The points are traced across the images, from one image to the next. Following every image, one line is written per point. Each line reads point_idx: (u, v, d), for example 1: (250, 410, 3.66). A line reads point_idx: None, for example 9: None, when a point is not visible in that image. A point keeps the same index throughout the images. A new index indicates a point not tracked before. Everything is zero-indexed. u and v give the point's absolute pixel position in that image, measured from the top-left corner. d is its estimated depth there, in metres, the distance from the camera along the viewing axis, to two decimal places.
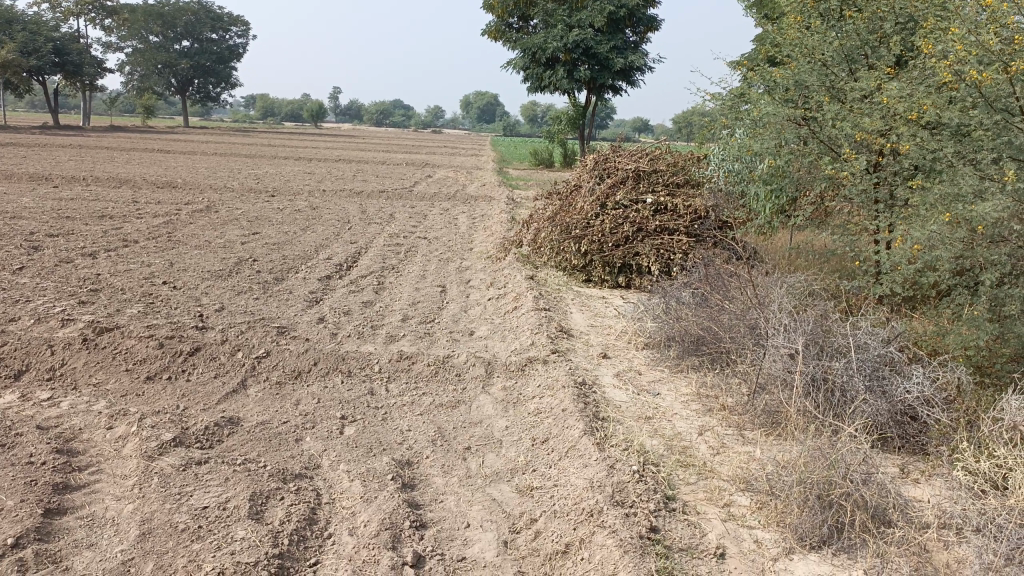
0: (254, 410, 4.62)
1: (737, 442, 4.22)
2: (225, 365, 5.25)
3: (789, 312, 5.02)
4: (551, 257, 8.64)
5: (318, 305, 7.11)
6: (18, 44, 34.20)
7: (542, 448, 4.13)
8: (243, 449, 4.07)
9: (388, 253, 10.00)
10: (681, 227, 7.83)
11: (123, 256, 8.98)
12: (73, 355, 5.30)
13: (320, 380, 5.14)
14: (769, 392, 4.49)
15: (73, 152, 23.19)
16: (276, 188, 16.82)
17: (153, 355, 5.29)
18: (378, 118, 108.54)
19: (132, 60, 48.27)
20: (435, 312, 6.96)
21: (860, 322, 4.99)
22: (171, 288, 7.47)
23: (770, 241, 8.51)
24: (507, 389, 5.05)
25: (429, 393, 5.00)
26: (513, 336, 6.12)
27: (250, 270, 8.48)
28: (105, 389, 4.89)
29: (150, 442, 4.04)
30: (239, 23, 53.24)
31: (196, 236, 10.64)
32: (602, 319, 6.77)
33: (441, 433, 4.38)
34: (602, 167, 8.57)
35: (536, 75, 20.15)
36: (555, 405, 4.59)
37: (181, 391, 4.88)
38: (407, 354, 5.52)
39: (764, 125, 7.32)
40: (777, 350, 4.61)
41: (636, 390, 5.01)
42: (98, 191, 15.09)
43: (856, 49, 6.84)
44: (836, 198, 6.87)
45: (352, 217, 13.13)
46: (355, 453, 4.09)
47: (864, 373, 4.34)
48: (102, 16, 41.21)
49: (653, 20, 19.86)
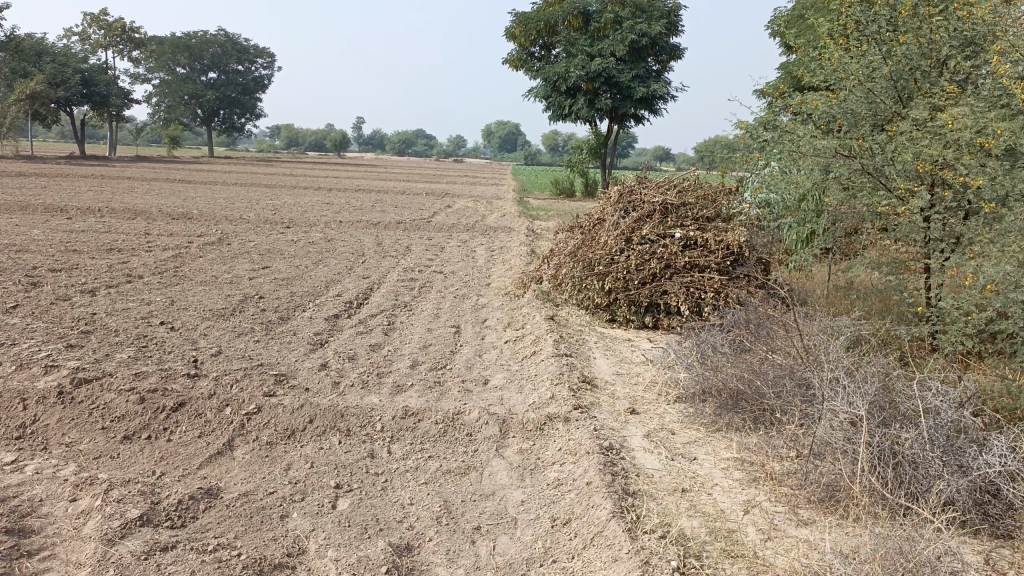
0: (239, 478, 4.11)
1: (790, 524, 3.63)
2: (210, 423, 4.74)
3: (844, 368, 4.42)
4: (573, 295, 8.10)
5: (321, 349, 6.60)
6: (46, 76, 34.45)
7: (563, 532, 3.57)
8: (219, 529, 3.55)
9: (401, 289, 9.52)
10: (712, 264, 7.28)
11: (124, 293, 8.57)
12: (47, 410, 4.81)
13: (315, 440, 4.61)
14: (825, 463, 3.89)
15: (94, 182, 23.17)
16: (292, 219, 16.48)
17: (133, 411, 4.79)
18: (400, 146, 109.57)
19: (158, 91, 48.78)
20: (447, 357, 6.43)
21: (926, 381, 4.40)
22: (168, 329, 7.01)
23: (808, 279, 7.91)
24: (524, 452, 4.49)
25: (437, 456, 4.45)
26: (531, 386, 5.57)
27: (254, 309, 8.02)
28: (77, 450, 4.39)
29: (113, 520, 3.52)
30: (264, 55, 53.80)
31: (203, 271, 10.22)
32: (628, 366, 6.20)
33: (447, 509, 3.83)
34: (627, 200, 8.03)
35: (556, 104, 19.75)
36: (578, 477, 4.03)
37: (160, 453, 4.38)
38: (413, 411, 4.97)
39: (806, 155, 6.71)
40: (834, 414, 4.02)
41: (670, 455, 4.42)
42: (111, 223, 14.79)
43: (905, 75, 6.22)
44: (885, 235, 6.25)
45: (367, 250, 12.68)
46: (347, 534, 3.56)
47: (937, 444, 3.73)
48: (130, 48, 41.65)
49: (676, 49, 19.44)
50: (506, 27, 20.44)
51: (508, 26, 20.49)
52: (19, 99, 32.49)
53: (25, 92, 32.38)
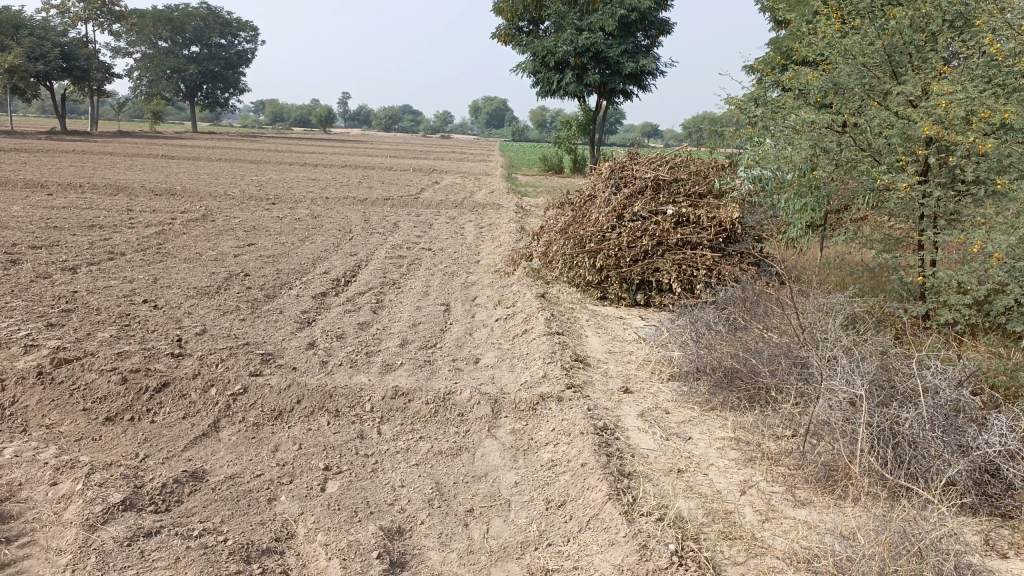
0: (225, 460, 4.01)
1: (788, 505, 3.58)
2: (195, 404, 4.63)
3: (842, 348, 4.36)
4: (564, 272, 7.99)
5: (309, 328, 6.48)
6: (24, 49, 33.75)
7: (557, 515, 3.51)
8: (205, 514, 3.46)
9: (389, 267, 9.39)
10: (704, 241, 7.20)
11: (106, 271, 8.39)
12: (27, 391, 4.68)
13: (303, 421, 4.51)
14: (823, 443, 3.83)
15: (75, 157, 22.79)
16: (277, 195, 16.24)
17: (115, 392, 4.67)
18: (386, 122, 108.61)
19: (140, 66, 47.99)
20: (437, 335, 6.33)
21: (923, 359, 4.35)
22: (152, 307, 6.86)
23: (801, 256, 7.84)
24: (517, 432, 4.41)
25: (428, 437, 4.37)
26: (522, 364, 5.49)
27: (240, 286, 7.87)
28: (58, 432, 4.27)
29: (94, 505, 3.41)
30: (248, 28, 52.92)
31: (187, 248, 10.04)
32: (620, 344, 6.12)
33: (439, 491, 3.75)
34: (618, 176, 7.92)
35: (545, 80, 19.52)
36: (572, 458, 3.96)
37: (144, 435, 4.27)
38: (403, 391, 4.87)
39: (799, 131, 6.59)
40: (832, 394, 3.97)
41: (665, 435, 4.35)
42: (93, 199, 14.51)
43: (899, 49, 6.08)
44: (878, 212, 6.17)
45: (354, 227, 12.51)
46: (337, 518, 3.48)
47: (936, 424, 3.68)
48: (110, 21, 40.85)
49: (666, 24, 19.23)
50: (494, 2, 20.17)
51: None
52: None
53: (3, 66, 31.73)
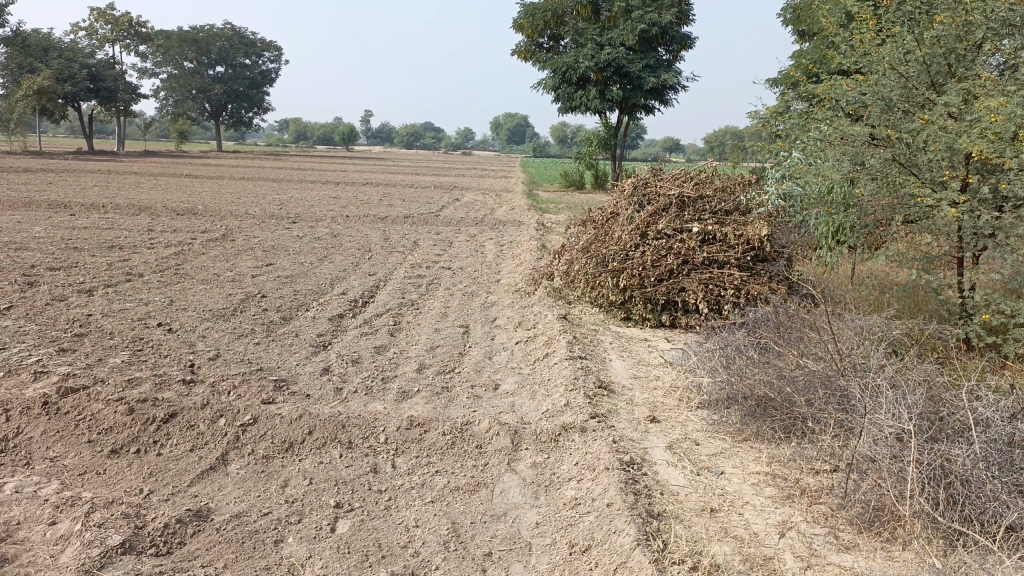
0: (232, 496, 3.82)
1: (831, 549, 3.32)
2: (203, 435, 4.45)
3: (887, 378, 4.08)
4: (586, 292, 7.76)
5: (324, 352, 6.30)
6: (53, 72, 34.30)
7: (582, 561, 3.28)
8: (208, 557, 3.28)
9: (408, 287, 9.21)
10: (731, 260, 6.94)
11: (122, 293, 8.30)
12: (31, 422, 4.53)
13: (315, 453, 4.32)
14: (867, 482, 3.57)
15: (99, 177, 22.99)
16: (297, 214, 16.18)
17: (121, 422, 4.51)
18: (407, 139, 109.35)
19: (166, 87, 48.68)
20: (455, 360, 6.12)
21: (973, 389, 4.07)
22: (165, 331, 6.73)
23: (833, 274, 7.55)
24: (538, 466, 4.19)
25: (445, 471, 4.15)
26: (544, 391, 5.26)
27: (256, 308, 7.73)
28: (61, 466, 4.11)
29: (92, 548, 3.23)
30: (271, 48, 53.53)
31: (205, 269, 9.95)
32: (646, 368, 5.87)
33: (456, 532, 3.53)
34: (642, 193, 7.69)
35: (566, 95, 19.37)
36: (597, 496, 3.73)
37: (150, 469, 4.09)
38: (420, 421, 4.66)
39: (833, 145, 6.31)
40: (877, 428, 3.70)
41: (695, 469, 4.10)
42: (115, 219, 14.54)
43: (939, 59, 5.76)
44: (917, 229, 5.87)
45: (373, 246, 12.38)
46: (347, 563, 3.27)
47: (990, 462, 3.41)
48: (137, 43, 41.45)
49: (687, 38, 19.03)
50: (515, 19, 20.10)
51: (516, 16, 20.11)
52: (26, 95, 32.40)
53: (33, 88, 32.27)
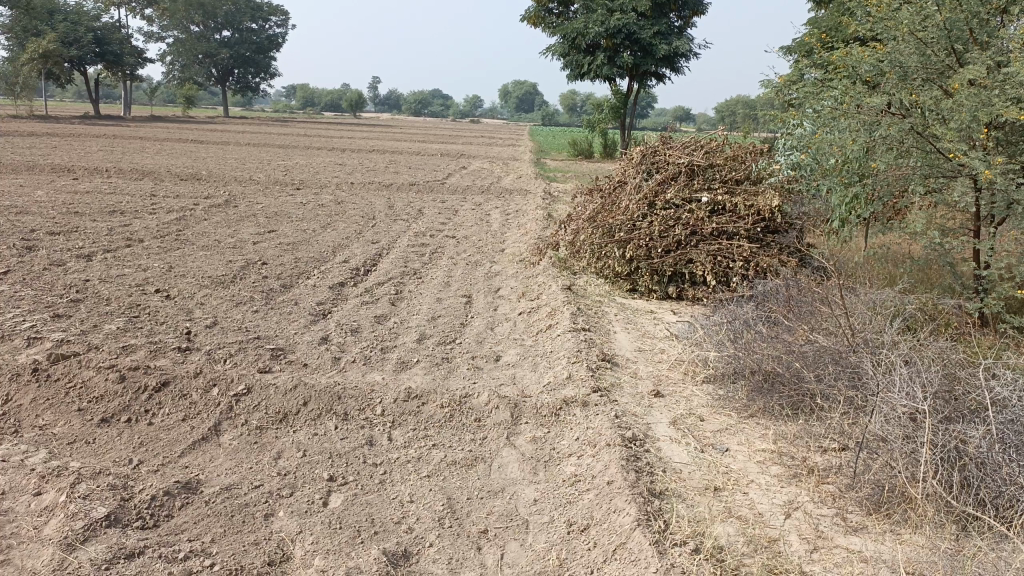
0: (223, 467, 3.74)
1: (838, 531, 3.20)
2: (196, 405, 4.35)
3: (901, 358, 3.94)
4: (591, 262, 7.60)
5: (323, 320, 6.18)
6: (60, 35, 33.89)
7: (580, 540, 3.19)
8: (196, 531, 3.19)
9: (411, 255, 9.06)
10: (741, 231, 6.77)
11: (121, 258, 8.19)
12: (20, 389, 4.45)
13: (309, 425, 4.22)
14: (878, 464, 3.44)
15: (105, 141, 22.83)
16: (302, 180, 16.02)
17: (112, 391, 4.41)
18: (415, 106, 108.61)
19: (173, 51, 48.20)
20: (456, 330, 5.99)
21: (989, 367, 3.93)
22: (163, 297, 6.62)
23: (844, 246, 7.36)
24: (538, 441, 4.08)
25: (442, 445, 4.04)
26: (545, 364, 5.14)
27: (256, 276, 7.61)
28: (50, 434, 4.03)
29: (76, 521, 3.14)
30: (278, 12, 52.87)
31: (206, 235, 9.83)
32: (650, 341, 5.74)
33: (451, 508, 3.43)
34: (650, 161, 7.51)
35: (575, 62, 19.01)
36: (597, 473, 3.63)
37: (140, 438, 4.01)
38: (418, 393, 4.54)
39: (849, 114, 6.07)
40: (890, 407, 3.57)
41: (699, 446, 3.98)
42: (118, 184, 14.40)
43: (959, 24, 5.41)
44: (934, 202, 5.66)
45: (377, 214, 12.21)
46: (338, 539, 3.18)
47: (1006, 443, 3.27)
48: (143, 6, 40.92)
49: (700, 4, 18.63)
50: None
51: None
52: (32, 58, 32.12)
53: (38, 51, 31.92)
